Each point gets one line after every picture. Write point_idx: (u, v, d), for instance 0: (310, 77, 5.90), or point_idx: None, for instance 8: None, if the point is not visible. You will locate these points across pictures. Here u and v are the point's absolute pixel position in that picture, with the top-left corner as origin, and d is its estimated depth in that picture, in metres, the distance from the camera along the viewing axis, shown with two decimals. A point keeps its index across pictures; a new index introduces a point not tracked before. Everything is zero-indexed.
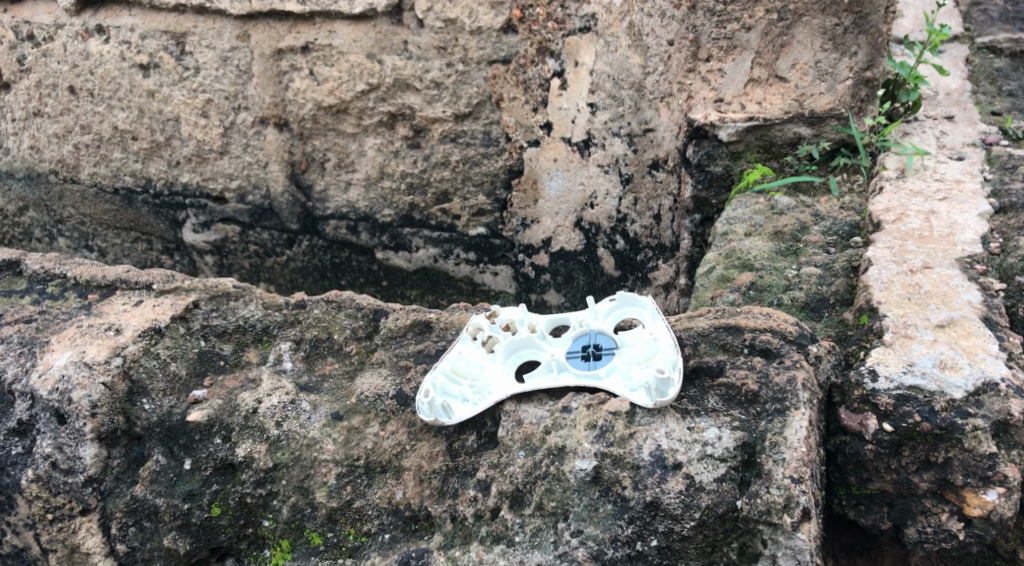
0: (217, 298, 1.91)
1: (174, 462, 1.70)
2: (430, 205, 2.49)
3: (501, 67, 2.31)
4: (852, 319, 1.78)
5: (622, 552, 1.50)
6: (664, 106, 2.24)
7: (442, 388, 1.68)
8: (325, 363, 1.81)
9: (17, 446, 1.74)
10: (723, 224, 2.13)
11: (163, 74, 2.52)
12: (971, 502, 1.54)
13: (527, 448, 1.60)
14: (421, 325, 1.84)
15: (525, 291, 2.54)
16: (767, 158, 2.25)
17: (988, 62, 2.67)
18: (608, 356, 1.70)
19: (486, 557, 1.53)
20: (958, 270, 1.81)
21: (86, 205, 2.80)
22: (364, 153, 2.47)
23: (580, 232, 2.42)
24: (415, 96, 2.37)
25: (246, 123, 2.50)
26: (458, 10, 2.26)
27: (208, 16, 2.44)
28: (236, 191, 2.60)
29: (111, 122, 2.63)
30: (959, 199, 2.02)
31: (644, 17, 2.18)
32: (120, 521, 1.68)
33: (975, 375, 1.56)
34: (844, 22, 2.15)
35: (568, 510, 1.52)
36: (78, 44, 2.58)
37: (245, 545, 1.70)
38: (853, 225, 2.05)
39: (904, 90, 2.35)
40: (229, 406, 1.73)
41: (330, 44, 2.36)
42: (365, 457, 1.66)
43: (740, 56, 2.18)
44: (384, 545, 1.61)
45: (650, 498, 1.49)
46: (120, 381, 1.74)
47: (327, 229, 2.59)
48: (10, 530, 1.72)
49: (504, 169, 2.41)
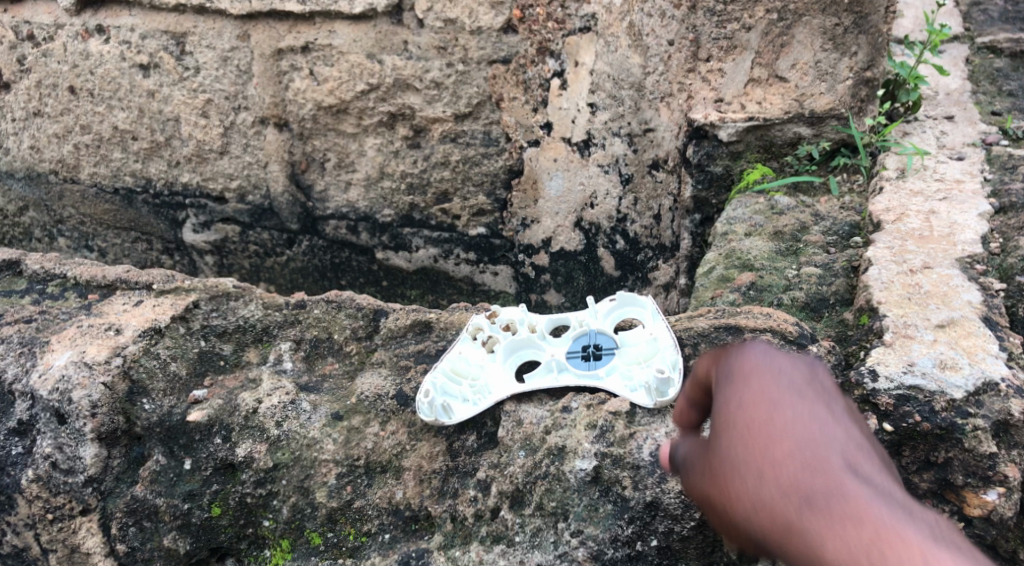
0: (217, 298, 1.91)
1: (174, 462, 1.70)
2: (430, 205, 2.50)
3: (501, 67, 2.30)
4: (853, 319, 1.79)
5: (622, 551, 1.50)
6: (664, 106, 2.23)
7: (442, 388, 1.68)
8: (325, 363, 1.82)
9: (17, 446, 1.73)
10: (723, 224, 2.14)
11: (163, 74, 2.51)
12: (971, 501, 1.53)
13: (527, 449, 1.60)
14: (421, 325, 1.85)
15: (525, 291, 2.55)
16: (767, 158, 2.25)
17: (988, 63, 2.67)
18: (608, 356, 1.71)
19: (486, 557, 1.53)
20: (958, 269, 1.82)
21: (86, 205, 2.80)
22: (364, 153, 2.48)
23: (580, 232, 2.42)
24: (415, 96, 2.37)
25: (246, 123, 2.50)
26: (458, 10, 2.25)
27: (208, 16, 2.42)
28: (236, 191, 2.60)
29: (111, 122, 2.63)
30: (959, 199, 2.02)
31: (644, 17, 2.16)
32: (120, 520, 1.68)
33: (975, 375, 1.57)
34: (844, 22, 2.14)
35: (568, 510, 1.52)
36: (78, 44, 2.57)
37: (246, 545, 1.70)
38: (853, 225, 2.06)
39: (903, 90, 2.34)
40: (229, 405, 1.73)
41: (330, 44, 2.36)
42: (365, 457, 1.65)
43: (740, 56, 2.17)
44: (384, 545, 1.61)
45: (650, 498, 1.49)
46: (121, 381, 1.74)
47: (327, 229, 2.60)
48: (10, 530, 1.72)
49: (505, 169, 2.41)
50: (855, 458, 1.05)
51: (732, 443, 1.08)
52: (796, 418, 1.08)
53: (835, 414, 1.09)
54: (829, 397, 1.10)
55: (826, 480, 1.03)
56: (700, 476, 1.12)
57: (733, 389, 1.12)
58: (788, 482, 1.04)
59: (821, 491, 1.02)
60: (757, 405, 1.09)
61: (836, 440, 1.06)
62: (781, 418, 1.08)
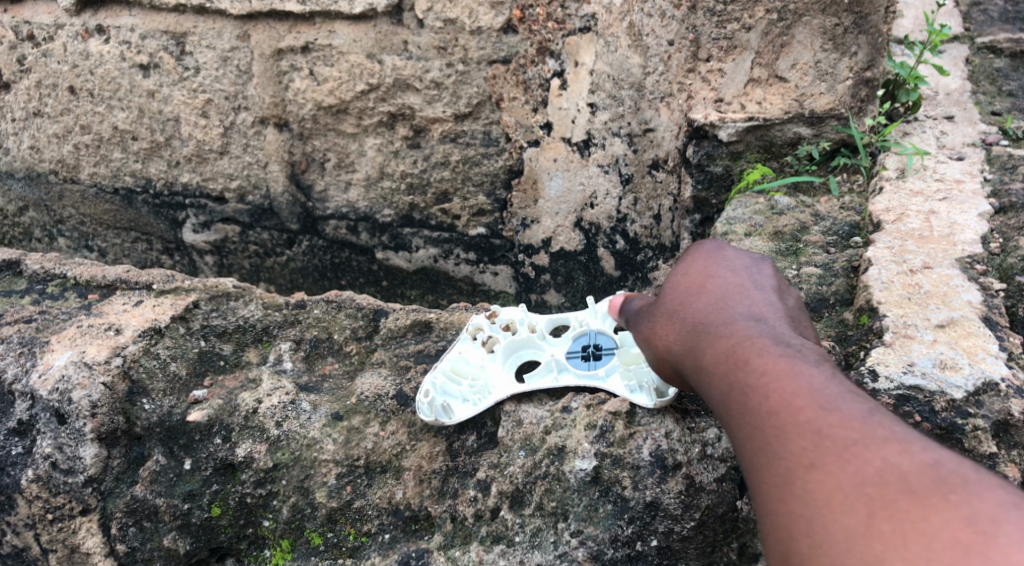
0: (217, 298, 1.91)
1: (174, 462, 1.70)
2: (430, 205, 2.50)
3: (501, 67, 2.30)
4: (853, 319, 1.78)
5: (622, 552, 1.51)
6: (664, 106, 2.23)
7: (442, 388, 1.67)
8: (325, 363, 1.82)
9: (17, 446, 1.73)
10: (723, 224, 2.13)
11: (163, 74, 2.51)
12: None
13: (527, 448, 1.60)
14: (421, 325, 1.85)
15: (525, 291, 2.55)
16: (767, 158, 2.25)
17: (988, 63, 2.67)
18: (608, 356, 1.70)
19: (486, 557, 1.54)
20: (958, 269, 1.82)
21: (86, 205, 2.80)
22: (364, 153, 2.48)
23: (580, 232, 2.42)
24: (415, 96, 2.37)
25: (246, 123, 2.50)
26: (458, 10, 2.25)
27: (208, 16, 2.42)
28: (236, 191, 2.60)
29: (111, 122, 2.63)
30: (959, 199, 2.02)
31: (644, 17, 2.16)
32: (120, 521, 1.68)
33: (975, 375, 1.57)
34: (844, 22, 2.13)
35: (569, 510, 1.54)
36: (78, 44, 2.57)
37: (246, 545, 1.70)
38: (853, 226, 2.06)
39: (903, 90, 2.34)
40: (229, 405, 1.73)
41: (330, 44, 2.35)
42: (365, 457, 1.65)
43: (740, 56, 2.16)
44: (384, 545, 1.62)
45: (650, 498, 1.51)
46: (121, 381, 1.74)
47: (327, 229, 2.60)
48: (10, 530, 1.72)
49: (505, 169, 2.41)
50: (761, 312, 1.43)
51: (674, 294, 1.53)
52: (726, 283, 1.50)
53: (758, 284, 1.49)
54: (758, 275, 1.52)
55: (730, 322, 1.42)
56: (647, 323, 1.56)
57: (688, 262, 1.57)
58: (699, 319, 1.46)
59: (720, 326, 1.42)
60: (699, 272, 1.53)
61: (747, 297, 1.46)
62: (713, 282, 1.50)
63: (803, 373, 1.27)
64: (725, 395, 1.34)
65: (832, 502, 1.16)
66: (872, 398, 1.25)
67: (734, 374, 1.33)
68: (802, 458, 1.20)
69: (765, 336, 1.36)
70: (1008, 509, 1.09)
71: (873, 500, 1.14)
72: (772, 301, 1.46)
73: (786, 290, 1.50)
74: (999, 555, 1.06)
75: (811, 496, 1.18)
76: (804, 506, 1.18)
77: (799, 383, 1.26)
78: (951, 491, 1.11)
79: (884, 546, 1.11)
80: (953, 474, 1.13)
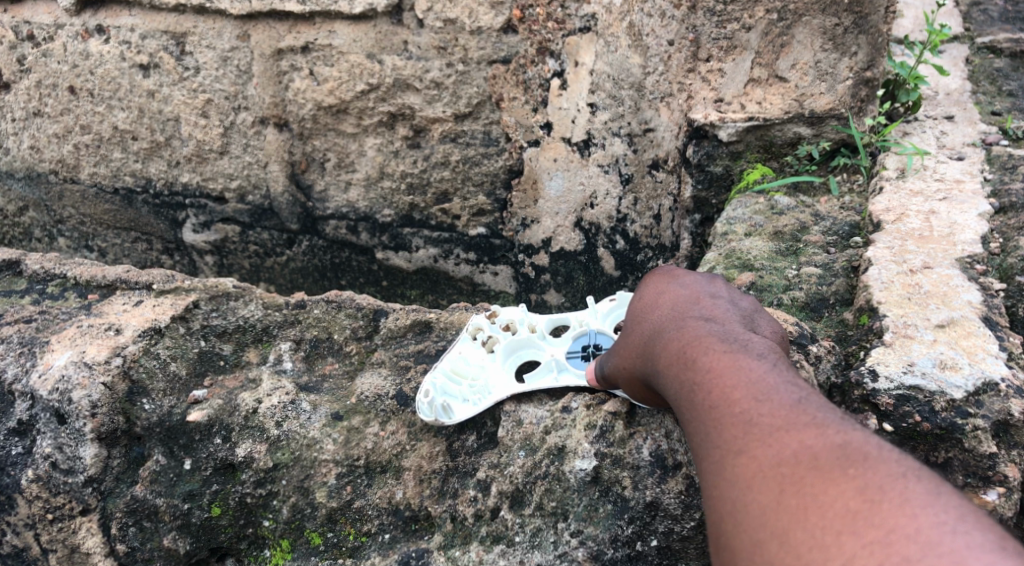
0: (217, 298, 1.91)
1: (174, 462, 1.70)
2: (430, 205, 2.50)
3: (501, 67, 2.30)
4: (852, 319, 1.79)
5: (622, 552, 1.52)
6: (664, 106, 2.23)
7: (442, 388, 1.67)
8: (325, 363, 1.82)
9: (17, 446, 1.73)
10: (723, 224, 2.13)
11: (163, 74, 2.51)
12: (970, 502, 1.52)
13: (527, 448, 1.60)
14: (421, 325, 1.85)
15: (525, 291, 2.55)
16: (767, 158, 2.25)
17: (988, 63, 2.67)
18: None
19: (486, 557, 1.54)
20: (958, 269, 1.82)
21: (86, 205, 2.80)
22: (364, 153, 2.48)
23: (580, 232, 2.42)
24: (415, 96, 2.37)
25: (246, 123, 2.50)
26: (458, 10, 2.25)
27: (208, 16, 2.42)
28: (236, 191, 2.60)
29: (111, 122, 2.63)
30: (959, 199, 2.02)
31: (644, 17, 2.15)
32: (120, 521, 1.68)
33: (975, 375, 1.57)
34: (844, 22, 2.13)
35: (569, 510, 1.54)
36: (78, 44, 2.56)
37: (246, 545, 1.70)
38: (853, 225, 2.06)
39: (903, 90, 2.34)
40: (229, 405, 1.73)
41: (330, 44, 2.35)
42: (365, 457, 1.65)
43: (740, 56, 2.16)
44: (384, 545, 1.62)
45: (651, 498, 1.52)
46: (121, 381, 1.74)
47: (327, 229, 2.60)
48: (10, 530, 1.72)
49: (505, 169, 2.41)
50: (712, 317, 1.49)
51: (634, 306, 1.59)
52: (681, 292, 1.57)
53: (712, 293, 1.56)
54: (713, 286, 1.58)
55: (683, 325, 1.48)
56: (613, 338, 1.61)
57: (650, 278, 1.64)
58: (655, 325, 1.52)
59: (671, 329, 1.48)
60: (657, 284, 1.60)
61: (700, 305, 1.53)
62: (667, 294, 1.58)
63: (741, 366, 1.34)
64: (672, 392, 1.40)
65: (751, 480, 1.22)
66: (806, 388, 1.31)
67: (678, 371, 1.40)
68: (730, 443, 1.27)
69: (711, 335, 1.43)
70: (901, 481, 1.14)
71: (786, 476, 1.19)
72: (725, 308, 1.52)
73: (740, 298, 1.57)
74: (887, 520, 1.11)
75: (733, 475, 1.24)
76: (728, 487, 1.24)
77: (734, 376, 1.33)
78: (852, 464, 1.17)
79: (790, 518, 1.16)
80: (858, 450, 1.18)
